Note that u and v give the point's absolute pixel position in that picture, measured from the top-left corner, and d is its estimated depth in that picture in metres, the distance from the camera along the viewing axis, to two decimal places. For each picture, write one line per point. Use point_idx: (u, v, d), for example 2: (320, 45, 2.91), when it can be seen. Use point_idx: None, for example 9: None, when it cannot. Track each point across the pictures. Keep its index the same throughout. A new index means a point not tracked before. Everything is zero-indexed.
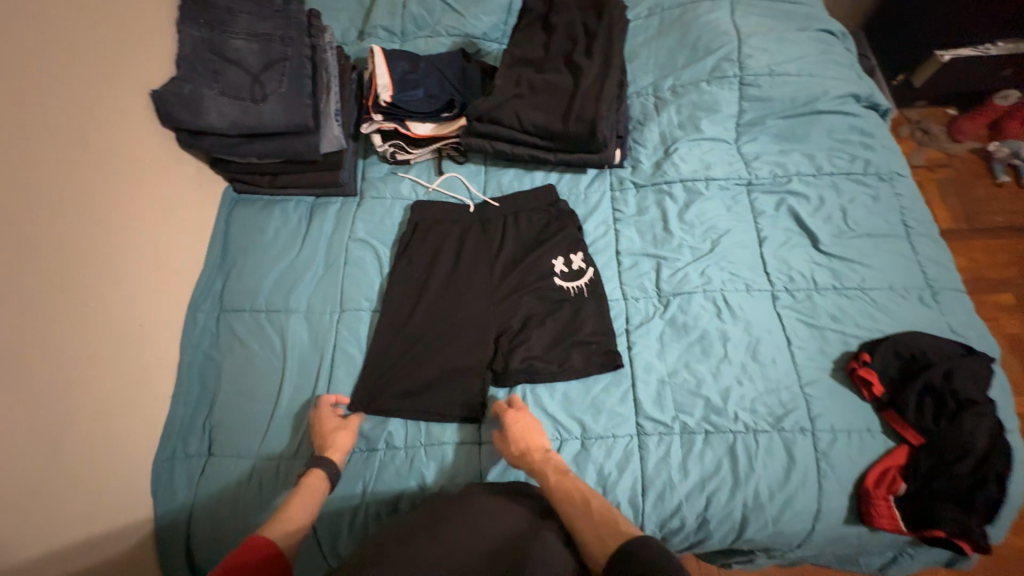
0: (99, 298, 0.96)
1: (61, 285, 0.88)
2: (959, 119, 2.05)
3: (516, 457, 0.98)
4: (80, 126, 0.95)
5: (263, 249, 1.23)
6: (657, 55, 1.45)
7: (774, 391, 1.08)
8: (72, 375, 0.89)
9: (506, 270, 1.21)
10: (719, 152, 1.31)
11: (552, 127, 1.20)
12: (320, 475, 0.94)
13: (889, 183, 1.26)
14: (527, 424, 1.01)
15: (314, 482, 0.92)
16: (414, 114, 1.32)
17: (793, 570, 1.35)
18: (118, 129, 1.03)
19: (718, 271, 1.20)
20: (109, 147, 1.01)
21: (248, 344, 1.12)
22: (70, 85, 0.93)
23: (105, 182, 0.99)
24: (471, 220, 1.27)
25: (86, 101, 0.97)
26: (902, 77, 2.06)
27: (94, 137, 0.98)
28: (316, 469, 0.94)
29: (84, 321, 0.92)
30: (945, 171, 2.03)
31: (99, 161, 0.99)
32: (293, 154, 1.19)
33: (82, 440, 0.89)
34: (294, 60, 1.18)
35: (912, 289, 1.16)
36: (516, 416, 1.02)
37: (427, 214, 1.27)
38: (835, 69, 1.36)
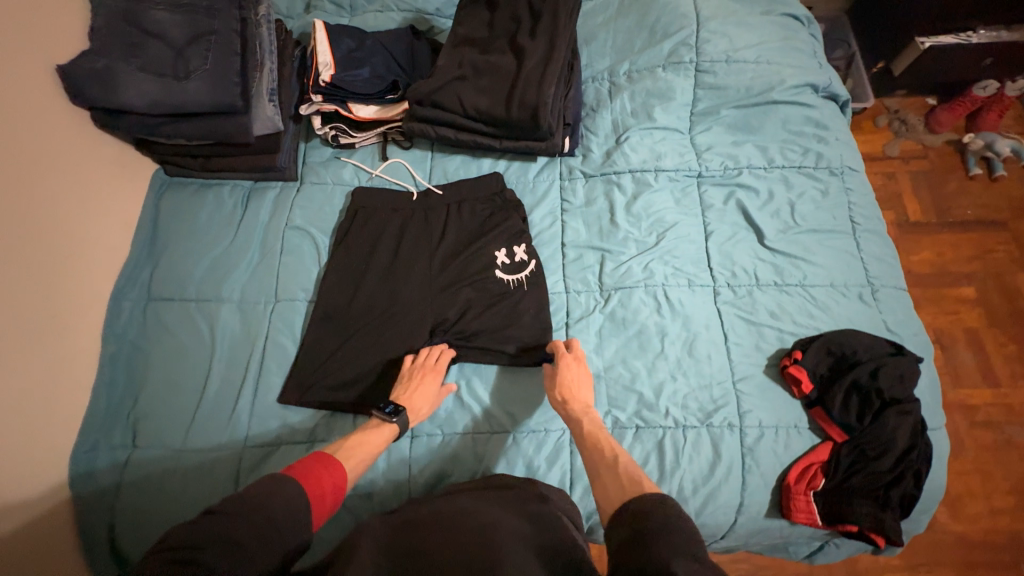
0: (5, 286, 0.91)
1: None
2: (937, 111, 2.01)
3: (556, 401, 0.98)
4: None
5: (195, 235, 1.19)
6: (615, 37, 1.39)
7: (706, 387, 1.08)
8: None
9: (445, 262, 1.18)
10: (672, 142, 1.27)
11: (494, 113, 1.15)
12: (393, 430, 0.95)
13: (839, 178, 1.24)
14: (579, 373, 1.01)
15: (386, 431, 0.94)
16: (355, 95, 1.26)
17: (731, 558, 1.39)
18: (22, 106, 0.97)
19: (661, 265, 1.19)
20: (12, 126, 0.95)
21: (176, 334, 1.10)
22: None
23: (9, 163, 0.94)
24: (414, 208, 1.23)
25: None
26: (881, 64, 2.01)
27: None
28: (393, 424, 0.95)
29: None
30: (919, 163, 2.01)
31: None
32: (223, 136, 1.13)
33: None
34: (221, 34, 1.11)
35: (852, 287, 1.15)
36: (568, 362, 1.02)
37: (368, 200, 1.23)
38: (795, 57, 1.31)
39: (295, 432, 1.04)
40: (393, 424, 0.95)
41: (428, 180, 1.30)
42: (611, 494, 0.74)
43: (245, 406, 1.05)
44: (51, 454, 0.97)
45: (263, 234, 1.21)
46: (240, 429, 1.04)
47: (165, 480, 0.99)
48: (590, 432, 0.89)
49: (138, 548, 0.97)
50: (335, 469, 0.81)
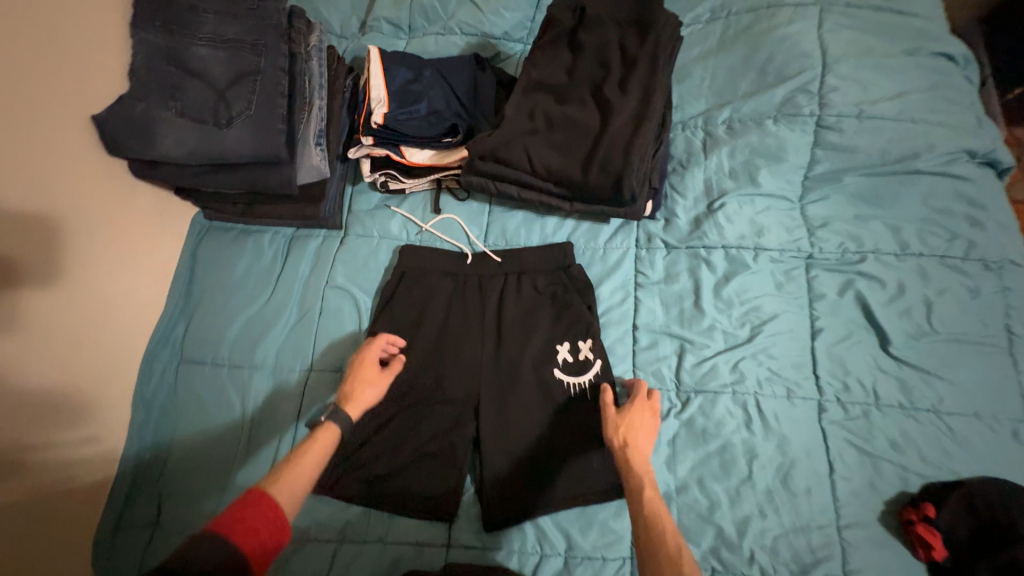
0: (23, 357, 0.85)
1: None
2: None
3: (615, 444, 0.85)
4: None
5: (232, 291, 1.10)
6: (714, 75, 1.16)
7: (804, 530, 0.89)
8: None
9: (493, 348, 1.04)
10: (777, 213, 1.06)
11: (568, 175, 0.97)
12: (334, 431, 0.80)
13: (996, 274, 0.99)
14: (647, 422, 0.87)
15: (324, 437, 0.79)
16: (410, 139, 1.12)
17: None
18: (48, 156, 0.91)
19: (755, 367, 0.99)
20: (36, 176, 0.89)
21: (206, 402, 1.02)
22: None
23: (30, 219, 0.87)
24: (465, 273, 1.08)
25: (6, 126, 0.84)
26: (1018, 90, 1.54)
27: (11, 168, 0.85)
28: (332, 426, 0.80)
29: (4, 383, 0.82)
30: None
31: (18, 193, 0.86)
32: (263, 187, 1.02)
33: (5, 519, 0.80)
34: (267, 73, 0.99)
35: (1003, 420, 0.92)
36: (637, 408, 0.89)
37: (415, 259, 1.09)
38: (947, 112, 1.05)
39: (324, 525, 0.96)
40: (333, 426, 0.80)
41: (482, 240, 1.15)
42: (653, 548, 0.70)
43: None
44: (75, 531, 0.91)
45: (302, 292, 1.11)
46: None
47: None
48: (649, 502, 0.75)
49: None
50: (272, 505, 0.68)
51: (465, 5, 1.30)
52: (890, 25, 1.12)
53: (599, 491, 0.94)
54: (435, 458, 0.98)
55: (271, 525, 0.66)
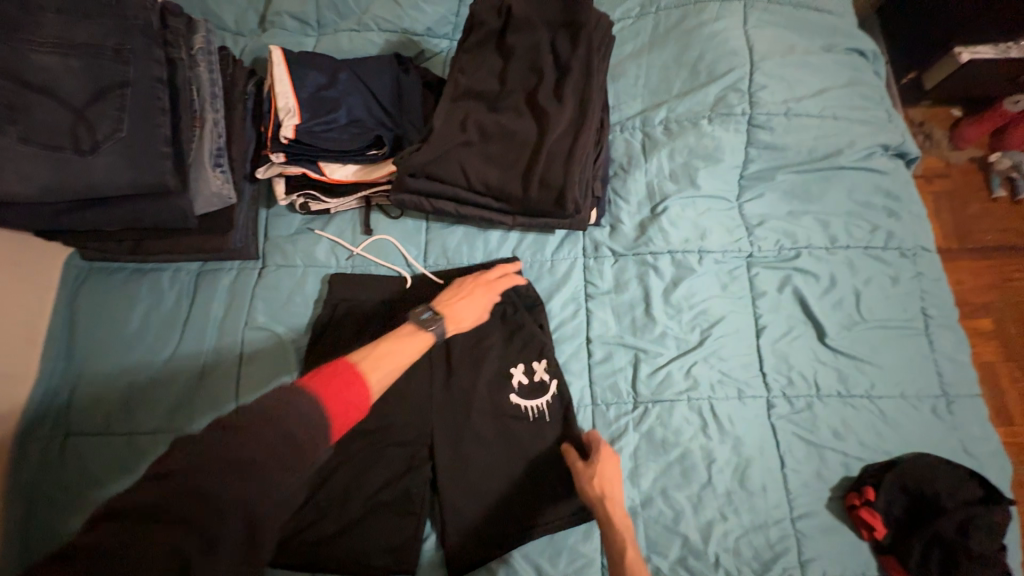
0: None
1: None
2: (962, 124, 1.57)
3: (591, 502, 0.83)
4: None
5: (127, 345, 0.94)
6: (648, 74, 1.14)
7: (762, 527, 0.92)
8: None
9: (439, 383, 0.96)
10: (718, 214, 1.06)
11: (508, 190, 0.91)
12: (428, 339, 0.82)
13: (911, 261, 1.06)
14: (615, 469, 0.85)
15: (420, 340, 0.80)
16: (329, 154, 1.00)
17: None
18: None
19: (707, 371, 1.00)
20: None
21: (108, 482, 0.87)
22: None
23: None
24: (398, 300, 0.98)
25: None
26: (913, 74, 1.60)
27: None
28: (428, 333, 0.82)
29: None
30: (942, 184, 1.57)
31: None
32: (152, 222, 0.86)
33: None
34: (138, 86, 0.82)
35: (924, 398, 0.99)
36: (607, 458, 0.85)
37: (346, 290, 0.99)
38: (863, 107, 1.10)
39: None
40: (430, 332, 0.83)
41: (422, 261, 1.06)
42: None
43: None
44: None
45: (216, 337, 0.96)
46: None
47: None
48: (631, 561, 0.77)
49: None
50: (359, 380, 0.66)
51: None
52: (808, 22, 1.15)
53: (565, 519, 0.90)
54: (388, 510, 0.90)
55: (357, 400, 0.65)
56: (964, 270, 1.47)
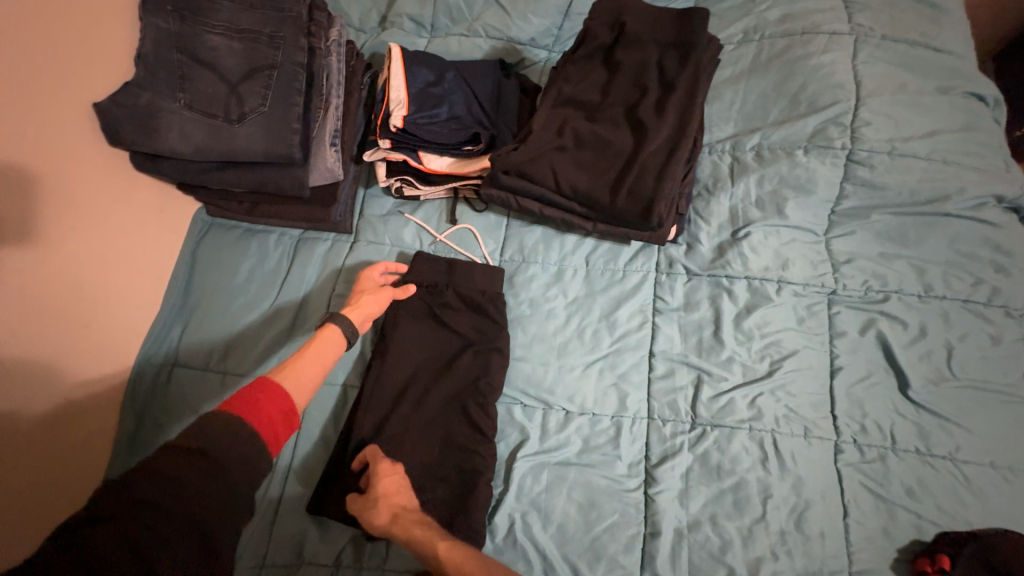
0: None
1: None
2: None
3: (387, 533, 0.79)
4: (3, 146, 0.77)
5: (231, 294, 1.05)
6: (745, 99, 1.14)
7: (816, 575, 0.87)
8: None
9: (462, 379, 1.00)
10: (802, 246, 1.04)
11: (595, 196, 0.94)
12: (340, 336, 0.84)
13: (1018, 321, 0.98)
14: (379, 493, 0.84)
15: (328, 335, 0.83)
16: (429, 145, 1.07)
17: None
18: (40, 140, 0.83)
19: (772, 403, 0.97)
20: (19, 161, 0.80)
21: (199, 412, 0.96)
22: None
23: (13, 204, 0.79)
24: (428, 300, 1.05)
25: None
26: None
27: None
28: (333, 326, 0.84)
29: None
30: None
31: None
32: (273, 188, 0.97)
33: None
34: (283, 69, 0.93)
35: (1018, 471, 0.91)
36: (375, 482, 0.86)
37: (406, 283, 1.06)
38: (977, 155, 1.04)
39: (320, 550, 0.91)
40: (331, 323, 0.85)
41: (496, 255, 1.11)
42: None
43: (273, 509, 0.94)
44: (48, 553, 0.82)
45: (304, 301, 1.05)
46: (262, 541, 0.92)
47: None
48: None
49: None
50: (282, 394, 0.68)
51: (491, 8, 1.25)
52: (924, 62, 1.10)
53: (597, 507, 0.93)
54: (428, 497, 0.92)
55: (274, 411, 0.66)
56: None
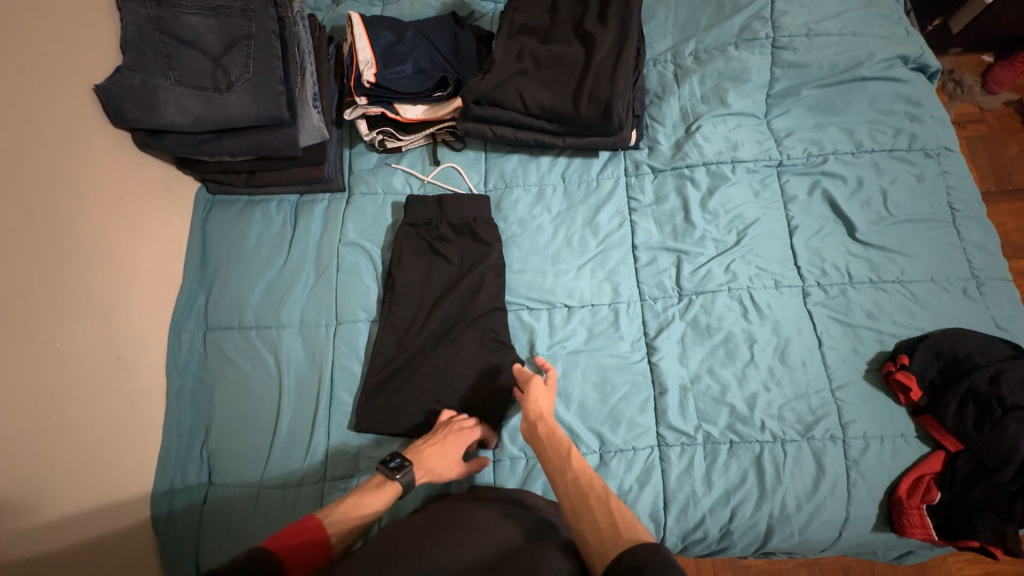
0: (49, 323, 0.84)
1: (40, 319, 0.83)
2: (995, 68, 1.62)
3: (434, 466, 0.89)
4: (26, 135, 0.85)
5: (246, 258, 1.13)
6: (677, 13, 1.26)
7: (803, 396, 1.01)
8: (7, 419, 0.77)
9: (465, 299, 1.09)
10: (748, 129, 1.17)
11: (561, 109, 1.06)
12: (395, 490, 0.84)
13: (935, 160, 1.13)
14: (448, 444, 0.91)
15: (388, 496, 0.83)
16: (403, 95, 1.17)
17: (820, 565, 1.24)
18: (52, 123, 0.89)
19: (744, 266, 1.11)
20: (34, 144, 0.86)
21: (239, 365, 1.05)
22: (15, 86, 0.83)
23: (32, 185, 0.85)
24: (426, 236, 1.15)
25: (10, 87, 0.82)
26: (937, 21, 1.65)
27: (4, 127, 0.81)
28: (397, 484, 0.84)
29: (32, 353, 0.81)
30: (975, 129, 1.64)
31: (16, 158, 0.83)
32: (269, 151, 1.05)
33: (30, 494, 0.79)
34: (259, 38, 1.02)
35: (954, 280, 1.07)
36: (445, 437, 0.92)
37: (404, 224, 1.15)
38: (882, 26, 1.19)
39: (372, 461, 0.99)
40: (397, 482, 0.84)
41: (480, 184, 1.22)
42: (600, 534, 0.69)
43: (321, 437, 1.00)
44: (123, 514, 0.93)
45: (315, 255, 1.14)
46: (318, 459, 0.99)
47: (247, 515, 0.96)
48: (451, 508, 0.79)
49: None
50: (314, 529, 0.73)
51: None
52: None
53: (609, 379, 1.07)
54: (461, 398, 1.02)
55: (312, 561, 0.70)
56: (1005, 213, 1.53)
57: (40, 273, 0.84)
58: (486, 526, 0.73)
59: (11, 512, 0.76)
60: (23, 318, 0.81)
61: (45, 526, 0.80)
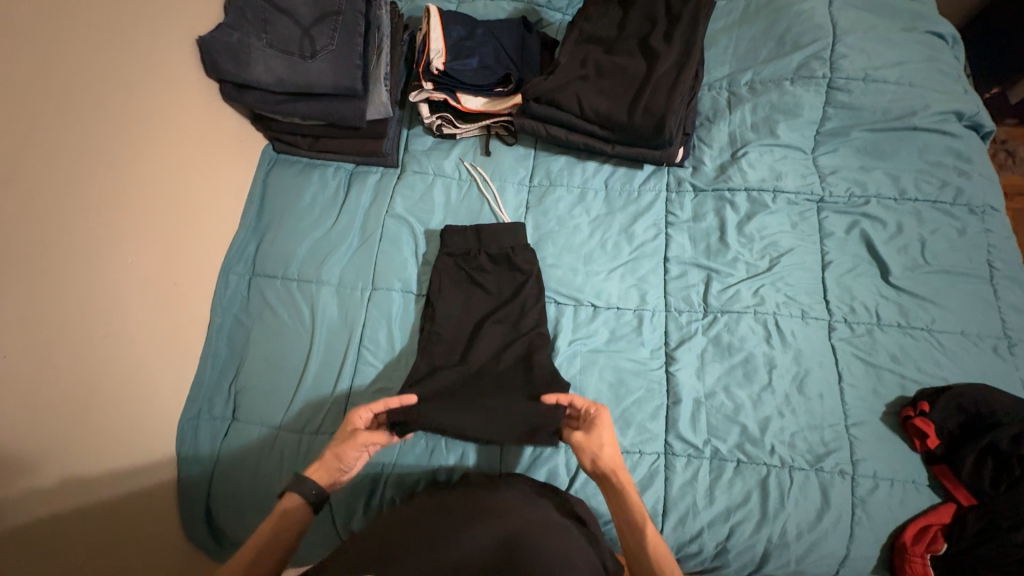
0: (119, 240, 0.92)
1: (114, 236, 0.91)
2: None
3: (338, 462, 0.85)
4: (130, 72, 0.95)
5: (298, 215, 1.20)
6: (737, 44, 1.31)
7: (817, 427, 1.02)
8: (73, 318, 0.84)
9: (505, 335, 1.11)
10: (793, 161, 1.20)
11: (615, 117, 1.11)
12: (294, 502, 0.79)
13: (979, 217, 1.14)
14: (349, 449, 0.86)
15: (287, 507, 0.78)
16: (466, 86, 1.23)
17: None
18: (151, 62, 0.98)
19: (773, 292, 1.12)
20: (135, 79, 0.95)
21: (278, 312, 1.11)
22: (127, 27, 0.94)
23: (125, 112, 0.94)
24: (464, 267, 1.16)
25: (118, 24, 0.92)
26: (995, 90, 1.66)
27: (113, 62, 0.91)
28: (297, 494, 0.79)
29: (101, 263, 0.89)
30: None
31: (115, 86, 0.92)
32: (338, 118, 1.12)
33: (80, 390, 0.85)
34: (347, 15, 1.10)
35: (986, 338, 1.06)
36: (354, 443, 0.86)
37: (441, 257, 1.17)
38: (940, 80, 1.21)
39: None
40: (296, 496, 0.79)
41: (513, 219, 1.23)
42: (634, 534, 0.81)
43: (343, 392, 1.05)
44: (153, 431, 0.98)
45: (362, 222, 1.21)
46: (339, 411, 1.03)
47: (264, 453, 1.00)
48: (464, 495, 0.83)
49: (236, 515, 1.00)
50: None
51: None
52: (892, 6, 1.28)
53: (625, 383, 1.09)
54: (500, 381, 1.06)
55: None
56: None
57: (117, 191, 0.92)
58: (504, 510, 0.78)
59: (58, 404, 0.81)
60: (97, 228, 0.88)
61: (86, 426, 0.86)
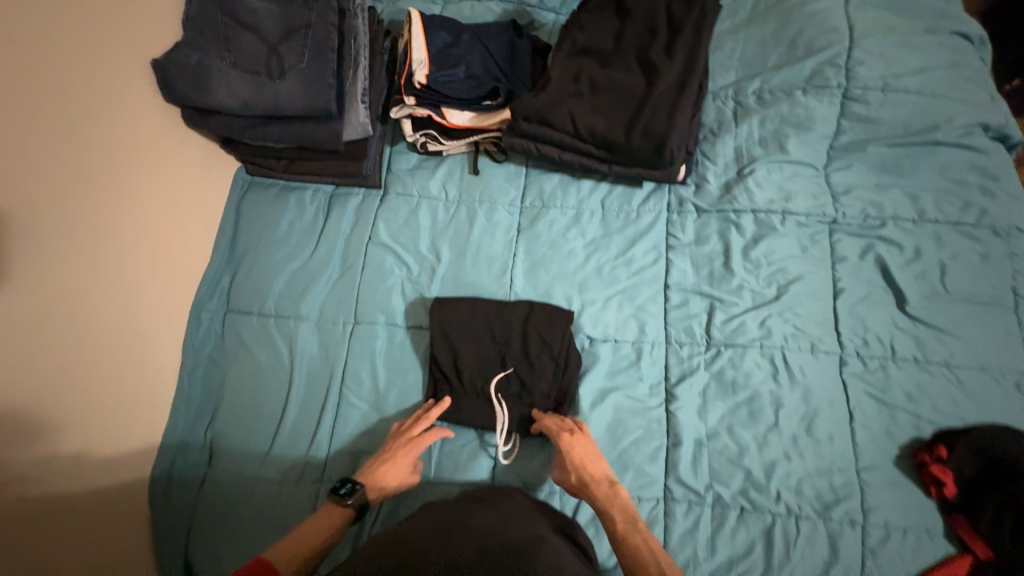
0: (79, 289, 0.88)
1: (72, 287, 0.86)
2: None
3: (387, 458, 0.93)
4: (78, 102, 0.88)
5: (274, 245, 1.13)
6: (744, 48, 1.21)
7: (826, 472, 0.96)
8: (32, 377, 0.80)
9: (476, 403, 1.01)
10: (804, 179, 1.11)
11: (612, 137, 1.02)
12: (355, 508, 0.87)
13: (1004, 241, 1.06)
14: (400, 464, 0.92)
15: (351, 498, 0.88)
16: (452, 100, 1.14)
17: None
18: (70, 92, 0.87)
19: (781, 323, 1.05)
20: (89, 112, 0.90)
21: (255, 352, 1.05)
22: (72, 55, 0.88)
23: (70, 158, 0.87)
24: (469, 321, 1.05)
25: (54, 58, 0.84)
26: None
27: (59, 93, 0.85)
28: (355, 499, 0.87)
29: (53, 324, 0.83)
30: None
31: (55, 116, 0.85)
32: (311, 143, 1.04)
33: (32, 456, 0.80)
34: (318, 29, 1.01)
35: (1008, 373, 0.99)
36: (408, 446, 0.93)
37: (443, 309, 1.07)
38: (966, 89, 1.11)
39: None
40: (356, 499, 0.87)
41: (505, 248, 1.14)
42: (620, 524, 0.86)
43: (322, 443, 0.99)
44: (117, 491, 0.92)
45: (342, 250, 1.13)
46: (319, 458, 0.98)
47: (241, 506, 0.96)
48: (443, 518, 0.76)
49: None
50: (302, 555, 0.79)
51: None
52: (913, 3, 1.17)
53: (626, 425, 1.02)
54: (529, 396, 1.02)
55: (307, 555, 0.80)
56: None
57: (62, 246, 0.85)
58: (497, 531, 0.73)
59: (6, 478, 0.75)
60: (42, 277, 0.82)
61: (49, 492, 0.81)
